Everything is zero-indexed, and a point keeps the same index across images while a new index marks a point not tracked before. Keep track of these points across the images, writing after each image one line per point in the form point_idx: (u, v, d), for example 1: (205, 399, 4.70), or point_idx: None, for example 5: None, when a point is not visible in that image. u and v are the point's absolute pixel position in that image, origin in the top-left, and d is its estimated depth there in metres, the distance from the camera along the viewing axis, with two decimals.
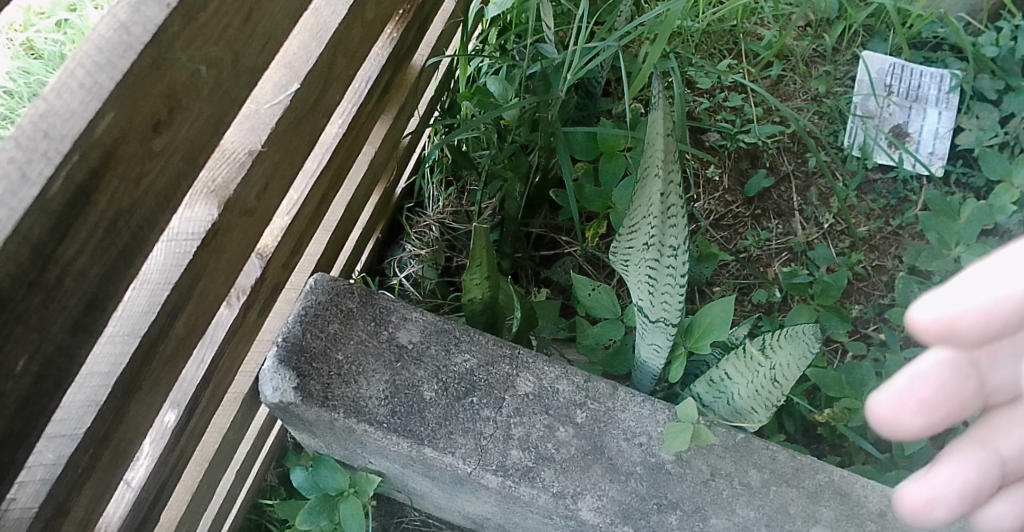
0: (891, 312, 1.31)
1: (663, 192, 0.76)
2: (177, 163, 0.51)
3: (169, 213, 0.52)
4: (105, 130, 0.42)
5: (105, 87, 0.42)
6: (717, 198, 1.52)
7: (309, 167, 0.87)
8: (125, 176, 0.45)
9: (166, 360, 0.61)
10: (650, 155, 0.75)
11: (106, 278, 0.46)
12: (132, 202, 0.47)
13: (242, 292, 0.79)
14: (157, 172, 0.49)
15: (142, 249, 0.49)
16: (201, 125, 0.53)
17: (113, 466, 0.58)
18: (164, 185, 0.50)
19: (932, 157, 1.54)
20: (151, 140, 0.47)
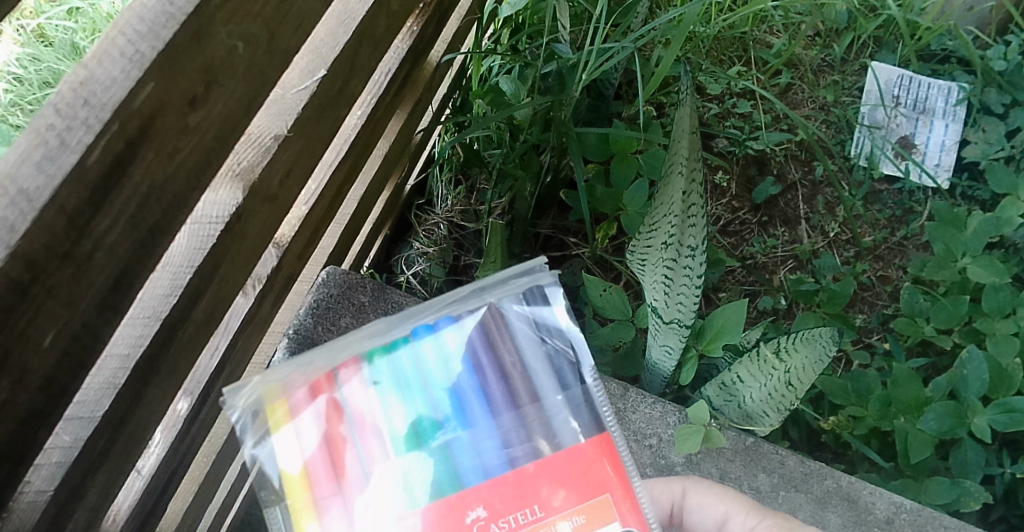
0: (895, 322, 1.31)
1: (686, 191, 0.76)
2: (209, 143, 0.51)
3: (200, 193, 0.51)
4: (145, 100, 0.43)
5: (145, 56, 0.43)
6: (724, 205, 1.52)
7: (328, 158, 0.88)
8: (159, 149, 0.45)
9: (184, 346, 0.61)
10: (674, 152, 0.75)
11: (138, 258, 0.46)
12: (164, 179, 0.46)
13: (259, 281, 0.79)
14: (190, 149, 0.49)
15: (173, 229, 0.49)
16: (234, 103, 0.53)
17: (127, 453, 0.58)
18: (196, 163, 0.50)
19: (938, 169, 1.54)
20: (187, 115, 0.47)
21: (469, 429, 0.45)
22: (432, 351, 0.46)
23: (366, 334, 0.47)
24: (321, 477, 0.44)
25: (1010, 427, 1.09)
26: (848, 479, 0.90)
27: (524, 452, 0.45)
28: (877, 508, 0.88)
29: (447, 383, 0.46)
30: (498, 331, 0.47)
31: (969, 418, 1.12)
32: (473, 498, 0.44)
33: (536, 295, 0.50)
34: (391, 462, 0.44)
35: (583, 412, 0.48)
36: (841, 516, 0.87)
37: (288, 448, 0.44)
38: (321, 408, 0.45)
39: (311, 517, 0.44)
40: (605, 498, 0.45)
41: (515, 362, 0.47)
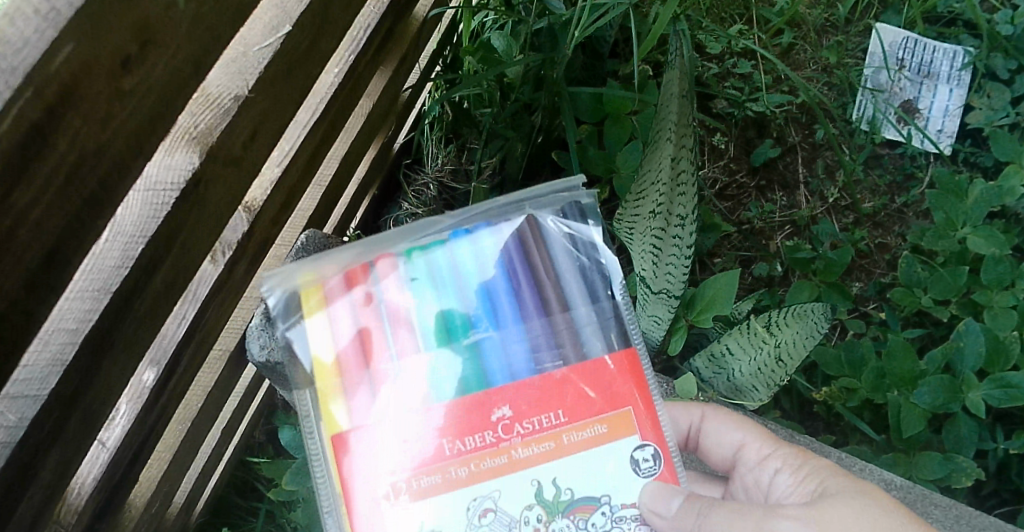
0: (892, 292, 1.28)
1: (675, 155, 0.75)
2: (151, 106, 0.47)
3: (143, 159, 0.48)
4: (64, 63, 0.39)
5: (62, 13, 0.38)
6: (721, 167, 1.48)
7: (302, 117, 0.83)
8: (89, 116, 0.42)
9: (143, 319, 0.58)
10: (663, 117, 0.75)
11: (73, 231, 0.44)
12: (98, 146, 0.43)
13: (229, 247, 0.74)
14: (128, 114, 0.45)
15: (116, 199, 0.46)
16: (178, 64, 0.48)
17: (85, 429, 0.55)
18: (136, 129, 0.46)
19: (941, 135, 1.49)
20: (120, 77, 0.43)
21: (499, 331, 0.52)
22: (468, 252, 0.54)
23: (405, 234, 0.55)
24: (349, 364, 0.51)
25: (1005, 402, 1.07)
26: (839, 455, 0.91)
27: (549, 357, 0.52)
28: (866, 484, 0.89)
29: (480, 284, 0.53)
30: (535, 240, 0.55)
31: (964, 393, 1.11)
32: (498, 400, 0.50)
33: (573, 211, 0.57)
34: (420, 356, 0.51)
35: (612, 323, 0.54)
36: None
37: (321, 332, 0.52)
38: (356, 295, 0.53)
39: (338, 403, 0.51)
40: (627, 411, 0.51)
41: (548, 270, 0.55)
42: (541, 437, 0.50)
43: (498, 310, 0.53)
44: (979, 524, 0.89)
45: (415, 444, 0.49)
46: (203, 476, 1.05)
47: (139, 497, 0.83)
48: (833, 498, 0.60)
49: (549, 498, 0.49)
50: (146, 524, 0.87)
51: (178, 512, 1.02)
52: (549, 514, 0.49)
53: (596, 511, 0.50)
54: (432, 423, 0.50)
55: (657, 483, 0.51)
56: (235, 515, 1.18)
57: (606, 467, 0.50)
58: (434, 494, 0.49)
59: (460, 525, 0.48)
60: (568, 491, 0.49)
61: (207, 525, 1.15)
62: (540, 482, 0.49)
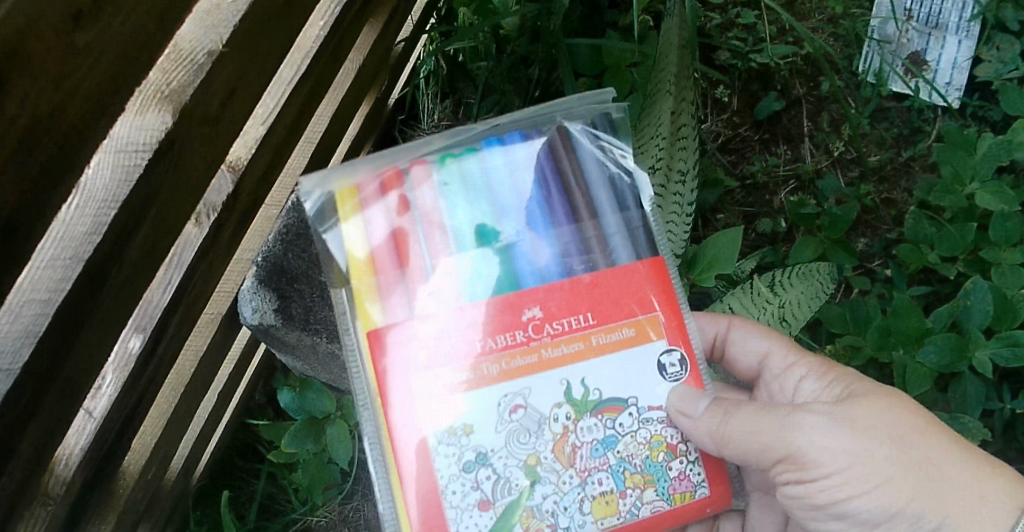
0: (899, 249, 1.25)
1: (675, 108, 0.77)
2: (112, 62, 0.48)
3: (105, 121, 0.50)
4: (7, 19, 0.39)
5: None
6: (724, 120, 1.44)
7: (286, 73, 0.78)
8: (43, 75, 0.43)
9: (120, 285, 0.56)
10: (659, 74, 0.78)
11: (31, 196, 0.47)
12: (53, 108, 0.45)
13: (213, 209, 0.71)
14: (84, 73, 0.46)
15: (75, 162, 0.49)
16: (139, 21, 0.49)
17: (62, 406, 0.56)
18: (95, 88, 0.47)
19: (948, 88, 1.42)
20: (73, 36, 0.44)
21: (531, 236, 0.53)
22: (500, 161, 0.55)
23: (440, 144, 0.57)
24: (386, 262, 0.53)
25: (1012, 362, 1.06)
26: None
27: (579, 260, 0.53)
28: None
29: (511, 190, 0.55)
30: (566, 149, 0.57)
31: (971, 351, 1.09)
32: (529, 299, 0.51)
33: (598, 125, 0.59)
34: (451, 257, 0.52)
35: (642, 230, 0.56)
36: None
37: (356, 232, 0.54)
38: (391, 199, 0.54)
39: (372, 301, 0.52)
40: (655, 316, 0.52)
41: (578, 180, 0.57)
42: (572, 337, 0.51)
43: (528, 212, 0.54)
44: None
45: (450, 341, 0.50)
46: (202, 441, 1.04)
47: (133, 465, 0.82)
48: (857, 399, 0.61)
49: (577, 396, 0.51)
50: (143, 490, 0.87)
51: (178, 476, 1.01)
52: (578, 413, 0.51)
53: (622, 412, 0.52)
54: (467, 320, 0.51)
55: (682, 387, 0.53)
56: (237, 476, 1.17)
57: (634, 368, 0.52)
58: (469, 388, 0.50)
59: (491, 420, 0.50)
60: (596, 391, 0.51)
61: (210, 488, 1.14)
62: (570, 381, 0.50)
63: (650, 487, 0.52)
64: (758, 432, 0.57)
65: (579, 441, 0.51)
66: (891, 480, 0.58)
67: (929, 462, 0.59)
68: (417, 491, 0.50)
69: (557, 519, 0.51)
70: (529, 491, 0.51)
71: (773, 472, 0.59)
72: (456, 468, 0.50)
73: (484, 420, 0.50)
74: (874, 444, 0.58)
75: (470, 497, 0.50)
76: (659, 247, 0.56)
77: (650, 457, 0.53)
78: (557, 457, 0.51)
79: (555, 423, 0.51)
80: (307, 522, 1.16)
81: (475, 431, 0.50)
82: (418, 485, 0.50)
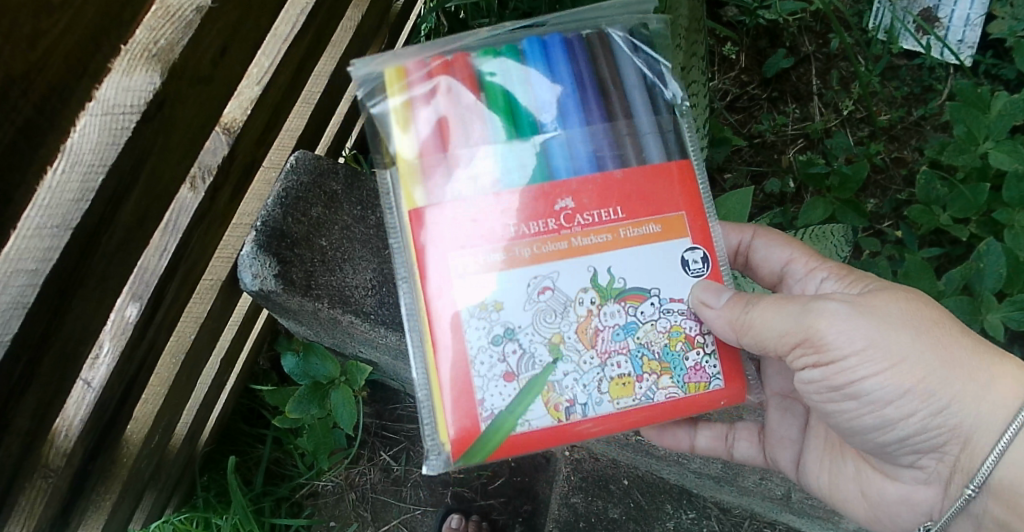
0: (909, 210, 1.22)
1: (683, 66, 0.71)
2: (91, 19, 0.46)
3: (88, 80, 0.48)
4: None
5: None
6: (731, 79, 1.39)
7: (281, 30, 0.74)
8: (12, 32, 0.41)
9: (114, 253, 0.54)
10: (672, 23, 0.71)
11: (10, 163, 0.45)
12: (28, 67, 0.43)
13: (208, 172, 0.68)
14: (62, 30, 0.44)
15: (58, 124, 0.47)
16: None
17: (59, 374, 0.55)
18: (73, 48, 0.46)
19: (960, 46, 1.37)
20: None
21: (566, 132, 0.57)
22: (538, 61, 0.59)
23: (485, 38, 0.60)
24: (433, 146, 0.57)
25: None
26: None
27: (611, 155, 0.57)
28: None
29: (548, 86, 0.58)
30: (606, 53, 0.61)
31: (982, 315, 1.07)
32: (565, 189, 0.56)
33: (631, 37, 0.63)
34: (490, 144, 0.56)
35: (670, 135, 0.60)
36: None
37: (400, 114, 0.58)
38: (436, 87, 0.58)
39: (416, 180, 0.56)
40: (680, 215, 0.57)
41: (613, 80, 0.60)
42: (600, 229, 0.55)
43: (567, 110, 0.58)
44: None
45: (486, 223, 0.55)
46: (206, 407, 1.02)
47: (137, 433, 0.81)
48: (875, 291, 0.62)
49: (603, 282, 0.55)
50: (147, 458, 0.86)
51: (183, 443, 1.00)
52: (602, 298, 0.56)
53: (646, 302, 0.56)
54: (503, 205, 0.55)
55: (706, 284, 0.57)
56: (244, 442, 1.16)
57: (660, 259, 0.56)
58: (501, 266, 0.55)
59: (520, 297, 0.55)
60: (621, 279, 0.56)
61: (216, 453, 1.14)
62: (595, 269, 0.55)
63: (666, 374, 0.57)
64: (775, 316, 0.58)
65: (602, 325, 0.56)
66: (905, 360, 0.59)
67: (940, 339, 0.60)
68: (449, 356, 0.56)
69: (576, 396, 0.56)
70: (552, 367, 0.55)
71: (791, 357, 0.60)
72: (485, 340, 0.55)
73: (513, 296, 0.55)
74: (888, 327, 0.59)
75: (497, 368, 0.55)
76: (682, 155, 0.60)
77: (669, 346, 0.57)
78: (580, 338, 0.56)
79: (582, 307, 0.55)
80: (313, 487, 1.18)
81: (504, 308, 0.55)
82: (452, 353, 0.56)
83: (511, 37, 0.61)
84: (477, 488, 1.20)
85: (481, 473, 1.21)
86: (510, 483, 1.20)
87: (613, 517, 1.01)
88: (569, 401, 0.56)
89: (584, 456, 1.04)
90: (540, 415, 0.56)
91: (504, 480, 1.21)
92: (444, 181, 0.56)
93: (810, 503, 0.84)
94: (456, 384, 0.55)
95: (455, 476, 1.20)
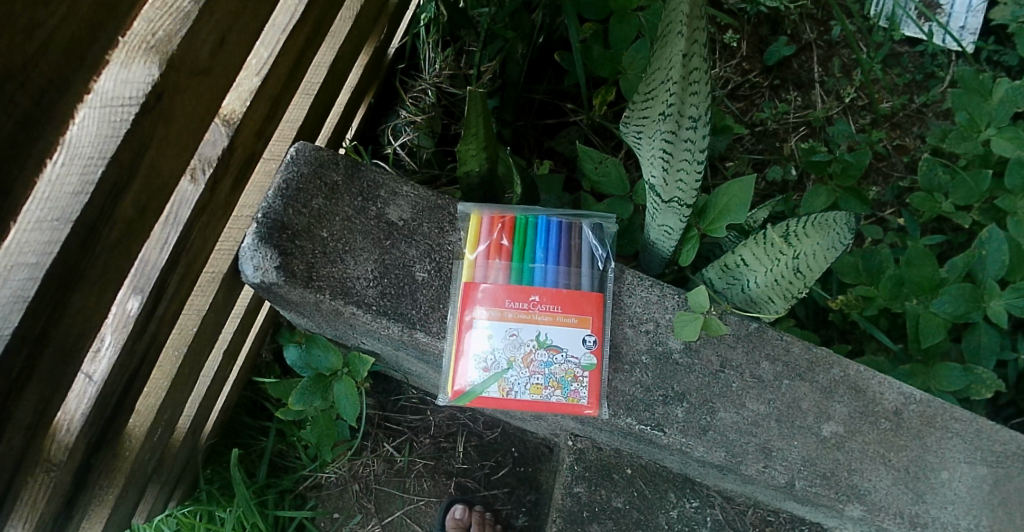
0: (912, 197, 1.22)
1: (686, 53, 0.64)
2: (89, 10, 0.46)
3: (84, 72, 0.47)
4: None
5: None
6: (733, 67, 1.38)
7: (280, 22, 0.74)
8: (10, 22, 0.41)
9: (114, 246, 0.54)
10: (674, 4, 0.63)
11: (7, 156, 0.44)
12: (25, 59, 0.42)
13: (208, 164, 0.68)
14: (59, 21, 0.44)
15: (54, 117, 0.46)
16: None
17: (61, 367, 0.54)
18: (71, 38, 0.45)
19: (963, 32, 1.36)
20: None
21: (548, 265, 0.83)
22: (542, 219, 0.86)
23: (518, 209, 0.87)
24: (480, 257, 0.83)
25: None
26: (855, 368, 0.88)
27: (566, 275, 0.83)
28: (885, 398, 0.88)
29: (543, 231, 0.85)
30: (576, 243, 0.86)
31: (985, 302, 1.06)
32: (536, 290, 0.81)
33: (598, 257, 0.86)
34: (509, 264, 0.83)
35: (602, 286, 0.85)
36: (847, 406, 0.87)
37: (467, 232, 0.85)
38: (487, 221, 0.85)
39: (466, 262, 0.83)
40: (588, 317, 0.82)
41: (581, 244, 0.86)
42: (549, 310, 0.81)
43: (553, 253, 0.84)
44: (998, 440, 0.89)
45: (491, 292, 0.81)
46: (209, 400, 1.02)
47: (140, 426, 0.81)
48: None
49: (545, 340, 0.81)
50: (151, 451, 0.86)
51: (185, 437, 1.00)
52: (540, 344, 0.81)
53: (560, 353, 0.81)
54: (500, 280, 0.82)
55: (592, 355, 0.82)
56: (246, 434, 1.16)
57: (573, 338, 0.81)
58: (493, 318, 0.80)
59: (501, 331, 0.80)
60: (551, 337, 0.81)
61: (219, 446, 1.14)
62: (542, 333, 0.81)
63: (556, 389, 0.81)
64: None
65: (536, 358, 0.81)
66: None
67: None
68: (450, 349, 0.82)
69: (512, 388, 0.80)
70: (503, 373, 0.80)
71: None
72: (477, 346, 0.80)
73: (498, 332, 0.80)
74: None
75: (479, 363, 0.80)
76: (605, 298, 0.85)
77: (564, 377, 0.81)
78: (523, 363, 0.80)
79: (527, 346, 0.80)
80: (317, 478, 1.18)
81: (491, 335, 0.80)
82: (455, 340, 0.81)
83: (531, 211, 0.87)
84: (481, 478, 1.20)
85: (484, 463, 1.21)
86: (513, 474, 1.21)
87: (616, 506, 1.00)
88: (511, 389, 0.80)
89: (587, 445, 1.03)
90: (491, 391, 0.80)
91: (507, 470, 1.21)
92: (486, 274, 0.82)
93: (812, 490, 0.84)
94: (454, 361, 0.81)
95: (458, 466, 1.21)
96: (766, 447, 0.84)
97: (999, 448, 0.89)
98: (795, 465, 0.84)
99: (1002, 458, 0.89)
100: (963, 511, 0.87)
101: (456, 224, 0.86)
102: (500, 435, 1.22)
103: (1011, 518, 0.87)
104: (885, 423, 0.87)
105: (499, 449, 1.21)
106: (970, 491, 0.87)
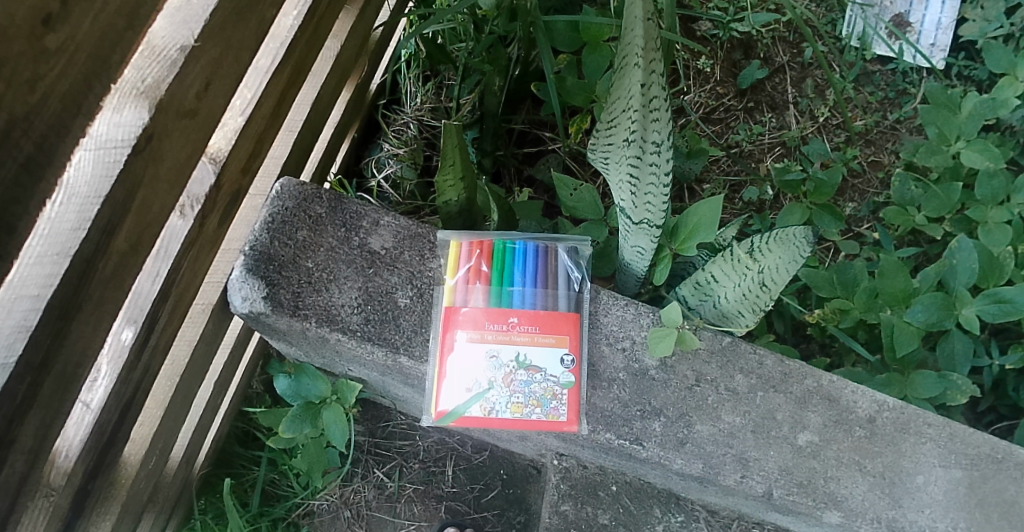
0: (885, 211, 1.26)
1: (644, 82, 0.68)
2: (85, 63, 0.50)
3: (82, 119, 0.51)
4: None
5: None
6: (708, 91, 1.43)
7: (263, 64, 0.77)
8: (12, 76, 0.45)
9: (108, 279, 0.58)
10: (629, 39, 0.66)
11: (12, 196, 0.48)
12: (27, 109, 0.46)
13: (197, 201, 0.72)
14: (59, 73, 0.48)
15: (54, 161, 0.50)
16: (109, 18, 0.51)
17: (59, 395, 0.57)
18: (69, 89, 0.49)
19: (933, 49, 1.42)
20: (42, 37, 0.46)
21: (525, 286, 0.87)
22: (519, 244, 0.90)
23: (497, 236, 0.91)
24: (461, 280, 0.87)
25: (998, 318, 1.05)
26: (828, 379, 0.92)
27: (542, 295, 0.87)
28: (859, 406, 0.91)
29: (520, 253, 0.89)
30: (552, 263, 0.90)
31: (957, 310, 1.08)
32: (514, 313, 0.86)
33: (571, 277, 0.90)
34: (489, 287, 0.87)
35: (578, 305, 0.89)
36: (822, 415, 0.90)
37: (448, 258, 0.89)
38: (468, 248, 0.88)
39: (446, 285, 0.87)
40: (565, 336, 0.86)
41: (556, 266, 0.90)
42: (527, 330, 0.85)
43: (531, 274, 0.88)
44: (972, 443, 0.92)
45: (473, 315, 0.85)
46: (201, 430, 1.04)
47: (134, 454, 0.83)
48: None
49: (524, 361, 0.85)
50: (144, 479, 0.88)
51: (178, 466, 1.01)
52: (518, 365, 0.85)
53: (539, 373, 0.85)
54: (480, 304, 0.86)
55: (570, 374, 0.85)
56: (239, 464, 1.18)
57: (550, 357, 0.85)
58: (474, 340, 0.84)
59: (482, 352, 0.84)
60: (529, 357, 0.85)
61: (212, 477, 1.16)
62: (521, 354, 0.85)
63: (536, 407, 0.84)
64: None
65: (516, 377, 0.84)
66: None
67: None
68: (433, 371, 0.85)
69: (493, 406, 0.84)
70: (484, 391, 0.84)
71: None
72: (460, 367, 0.84)
73: (479, 354, 0.84)
74: None
75: (461, 382, 0.84)
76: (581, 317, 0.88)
77: (544, 396, 0.84)
78: (504, 383, 0.84)
79: (507, 367, 0.84)
80: (309, 506, 1.19)
81: (473, 356, 0.84)
82: (439, 361, 0.85)
83: (510, 236, 0.91)
84: (470, 501, 1.22)
85: (473, 486, 1.23)
86: (502, 496, 1.22)
87: (602, 523, 1.02)
88: (492, 408, 0.84)
89: (572, 464, 1.04)
90: (472, 411, 0.83)
91: (496, 492, 1.22)
92: (466, 298, 0.86)
93: (789, 498, 0.86)
94: (439, 381, 0.84)
95: (448, 490, 1.22)
96: (743, 458, 0.87)
97: (974, 451, 0.91)
98: (772, 474, 0.87)
99: (977, 461, 0.91)
100: (940, 513, 0.88)
101: (436, 252, 0.90)
102: (489, 458, 1.24)
103: (987, 518, 0.89)
104: (859, 430, 0.90)
105: (488, 472, 1.23)
106: (945, 494, 0.89)
